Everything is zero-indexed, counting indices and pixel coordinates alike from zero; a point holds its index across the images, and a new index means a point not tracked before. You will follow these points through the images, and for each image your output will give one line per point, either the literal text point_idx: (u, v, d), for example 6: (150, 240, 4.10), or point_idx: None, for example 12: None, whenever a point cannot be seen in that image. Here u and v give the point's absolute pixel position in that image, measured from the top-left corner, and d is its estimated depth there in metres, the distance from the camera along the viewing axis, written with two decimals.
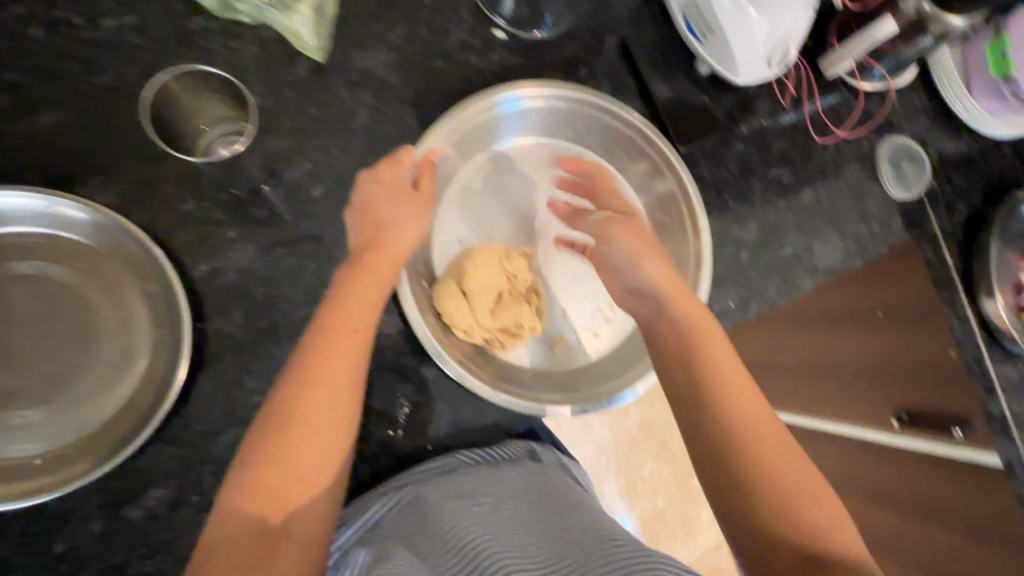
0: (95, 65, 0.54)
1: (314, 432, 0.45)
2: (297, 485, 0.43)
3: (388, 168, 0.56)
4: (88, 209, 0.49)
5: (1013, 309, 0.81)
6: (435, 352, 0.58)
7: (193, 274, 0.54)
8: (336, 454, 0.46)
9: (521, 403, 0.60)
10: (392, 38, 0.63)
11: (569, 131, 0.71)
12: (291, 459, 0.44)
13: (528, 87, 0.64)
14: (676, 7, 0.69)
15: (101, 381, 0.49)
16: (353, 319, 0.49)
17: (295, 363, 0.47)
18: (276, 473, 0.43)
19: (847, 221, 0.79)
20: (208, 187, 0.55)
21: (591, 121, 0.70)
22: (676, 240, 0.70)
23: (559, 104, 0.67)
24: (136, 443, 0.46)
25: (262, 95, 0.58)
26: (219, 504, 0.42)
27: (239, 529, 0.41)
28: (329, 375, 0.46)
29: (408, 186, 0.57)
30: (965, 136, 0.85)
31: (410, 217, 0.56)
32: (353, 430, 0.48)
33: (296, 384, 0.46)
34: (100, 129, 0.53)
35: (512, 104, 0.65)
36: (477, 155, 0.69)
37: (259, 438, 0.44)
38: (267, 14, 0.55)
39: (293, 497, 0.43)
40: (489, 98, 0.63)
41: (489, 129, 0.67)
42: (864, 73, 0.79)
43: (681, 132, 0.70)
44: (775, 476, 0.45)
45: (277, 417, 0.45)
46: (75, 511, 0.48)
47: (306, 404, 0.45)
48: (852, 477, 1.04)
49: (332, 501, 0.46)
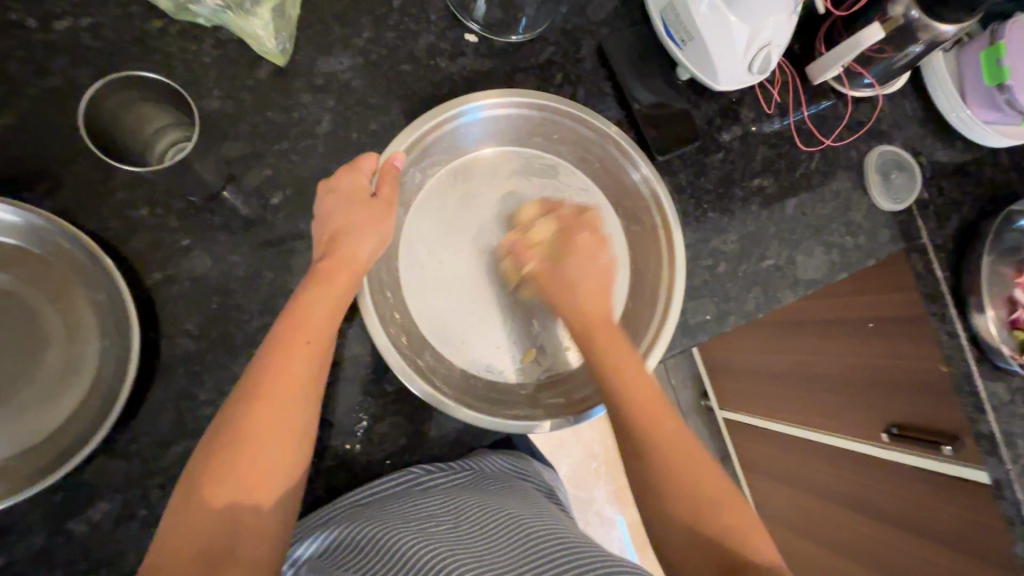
0: (49, 68, 0.53)
1: (262, 455, 0.43)
2: (244, 502, 0.42)
3: (345, 176, 0.55)
4: (32, 215, 0.48)
5: (1006, 325, 0.77)
6: (400, 369, 0.55)
7: (145, 283, 0.53)
8: (290, 473, 0.45)
9: (481, 417, 0.56)
10: (358, 42, 0.61)
11: (543, 141, 0.70)
12: (238, 481, 0.42)
13: (496, 95, 0.62)
14: (654, 11, 0.67)
15: (46, 391, 0.48)
16: (310, 336, 0.48)
17: (247, 377, 0.46)
18: (220, 491, 0.42)
19: (833, 232, 0.76)
20: (162, 194, 0.54)
21: (566, 132, 0.68)
22: (651, 255, 0.69)
23: (531, 114, 0.65)
24: (77, 457, 0.45)
25: (222, 100, 0.57)
26: (164, 523, 0.41)
27: (182, 552, 0.40)
28: (281, 397, 0.45)
29: (365, 192, 0.55)
30: (959, 145, 0.82)
31: (366, 224, 0.55)
32: (306, 448, 0.46)
33: (246, 404, 0.44)
34: (52, 133, 0.52)
35: (484, 112, 0.63)
36: (443, 166, 0.68)
37: (207, 460, 0.43)
38: (223, 17, 0.54)
39: (244, 519, 0.42)
40: (457, 107, 0.61)
41: (456, 138, 0.66)
42: (853, 81, 0.76)
43: (657, 141, 0.68)
44: (706, 502, 0.46)
45: (226, 441, 0.43)
46: (18, 523, 0.47)
47: (253, 430, 0.44)
48: (840, 486, 1.03)
49: (284, 521, 0.45)
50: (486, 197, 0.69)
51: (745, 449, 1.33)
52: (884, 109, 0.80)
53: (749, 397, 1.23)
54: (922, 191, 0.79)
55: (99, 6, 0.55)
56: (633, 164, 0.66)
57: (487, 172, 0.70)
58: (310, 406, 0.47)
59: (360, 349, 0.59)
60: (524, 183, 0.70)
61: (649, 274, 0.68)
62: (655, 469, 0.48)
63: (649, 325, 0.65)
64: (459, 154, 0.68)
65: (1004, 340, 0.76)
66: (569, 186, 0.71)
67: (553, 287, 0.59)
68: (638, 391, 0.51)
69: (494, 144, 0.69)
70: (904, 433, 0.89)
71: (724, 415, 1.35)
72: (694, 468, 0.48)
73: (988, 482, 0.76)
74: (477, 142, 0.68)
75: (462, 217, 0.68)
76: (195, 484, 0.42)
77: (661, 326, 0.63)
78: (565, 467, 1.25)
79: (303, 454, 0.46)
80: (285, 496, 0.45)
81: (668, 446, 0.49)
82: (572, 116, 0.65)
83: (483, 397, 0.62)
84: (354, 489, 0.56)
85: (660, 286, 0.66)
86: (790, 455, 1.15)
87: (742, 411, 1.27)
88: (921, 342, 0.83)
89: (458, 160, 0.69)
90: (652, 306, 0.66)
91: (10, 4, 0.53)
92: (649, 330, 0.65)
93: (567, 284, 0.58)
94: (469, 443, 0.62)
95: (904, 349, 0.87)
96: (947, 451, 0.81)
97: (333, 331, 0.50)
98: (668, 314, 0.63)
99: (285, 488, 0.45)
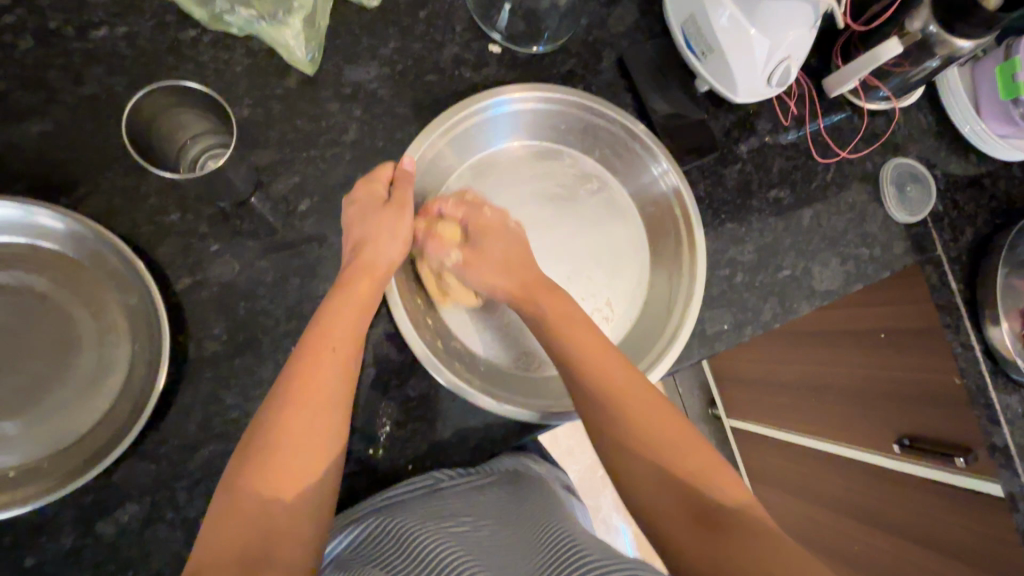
0: (84, 74, 0.54)
1: (297, 444, 0.45)
2: (280, 491, 0.43)
3: (362, 187, 0.56)
4: (68, 220, 0.49)
5: (1020, 336, 0.76)
6: (427, 360, 0.57)
7: (175, 287, 0.54)
8: (324, 465, 0.46)
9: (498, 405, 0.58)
10: (384, 51, 0.62)
11: (552, 134, 0.70)
12: (276, 472, 0.43)
13: (518, 90, 0.64)
14: (674, 23, 0.68)
15: (78, 393, 0.48)
16: (334, 337, 0.49)
17: (282, 372, 0.48)
18: (258, 480, 0.43)
19: (848, 243, 0.77)
20: (193, 200, 0.55)
21: (574, 123, 0.69)
22: (671, 250, 0.70)
23: (546, 108, 0.67)
24: (111, 457, 0.46)
25: (251, 108, 0.58)
26: (207, 519, 0.42)
27: (226, 546, 0.40)
28: (314, 390, 0.46)
29: (380, 198, 0.56)
30: (973, 158, 0.82)
31: (388, 229, 0.55)
32: (338, 441, 0.47)
33: (281, 401, 0.46)
34: (86, 139, 0.53)
35: (505, 107, 0.65)
36: (460, 166, 0.68)
37: (244, 455, 0.44)
38: (258, 27, 0.57)
39: (281, 505, 0.43)
40: (479, 103, 0.63)
41: (474, 136, 0.67)
42: (869, 93, 0.77)
43: (683, 145, 0.69)
44: (669, 450, 0.47)
45: (261, 434, 0.45)
46: (48, 524, 0.48)
47: (288, 419, 0.45)
48: (851, 497, 1.03)
49: (318, 517, 0.45)
50: (505, 192, 0.69)
51: (753, 458, 1.33)
52: (899, 122, 0.80)
53: (760, 406, 1.23)
54: (937, 204, 0.80)
55: (134, 15, 0.56)
56: (653, 156, 0.68)
57: (511, 165, 0.70)
58: (343, 397, 0.48)
59: (383, 354, 0.60)
60: (543, 177, 0.71)
61: (670, 266, 0.69)
62: (614, 413, 0.49)
63: (673, 311, 0.66)
64: (473, 152, 0.68)
65: (1019, 352, 0.76)
66: (583, 175, 0.72)
67: (494, 259, 0.59)
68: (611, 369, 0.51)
69: (519, 141, 0.70)
70: (916, 444, 0.90)
71: (732, 424, 1.37)
72: (657, 422, 0.48)
73: (1002, 495, 0.76)
74: (498, 139, 0.69)
75: None
76: (236, 478, 0.43)
77: (685, 310, 0.65)
78: (574, 474, 1.25)
79: (336, 446, 0.47)
80: (320, 491, 0.45)
81: (622, 392, 0.50)
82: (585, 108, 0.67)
83: (509, 380, 0.63)
84: (379, 492, 0.57)
85: (681, 272, 0.67)
86: (800, 465, 1.15)
87: (749, 420, 1.28)
88: (932, 355, 0.84)
89: (473, 157, 0.69)
90: (675, 291, 0.67)
91: (48, 13, 0.54)
92: (674, 314, 0.66)
93: (485, 257, 0.59)
94: (489, 450, 0.62)
95: (915, 360, 0.88)
96: (961, 463, 0.82)
97: (363, 329, 0.51)
98: (692, 297, 0.64)
99: (319, 478, 0.45)
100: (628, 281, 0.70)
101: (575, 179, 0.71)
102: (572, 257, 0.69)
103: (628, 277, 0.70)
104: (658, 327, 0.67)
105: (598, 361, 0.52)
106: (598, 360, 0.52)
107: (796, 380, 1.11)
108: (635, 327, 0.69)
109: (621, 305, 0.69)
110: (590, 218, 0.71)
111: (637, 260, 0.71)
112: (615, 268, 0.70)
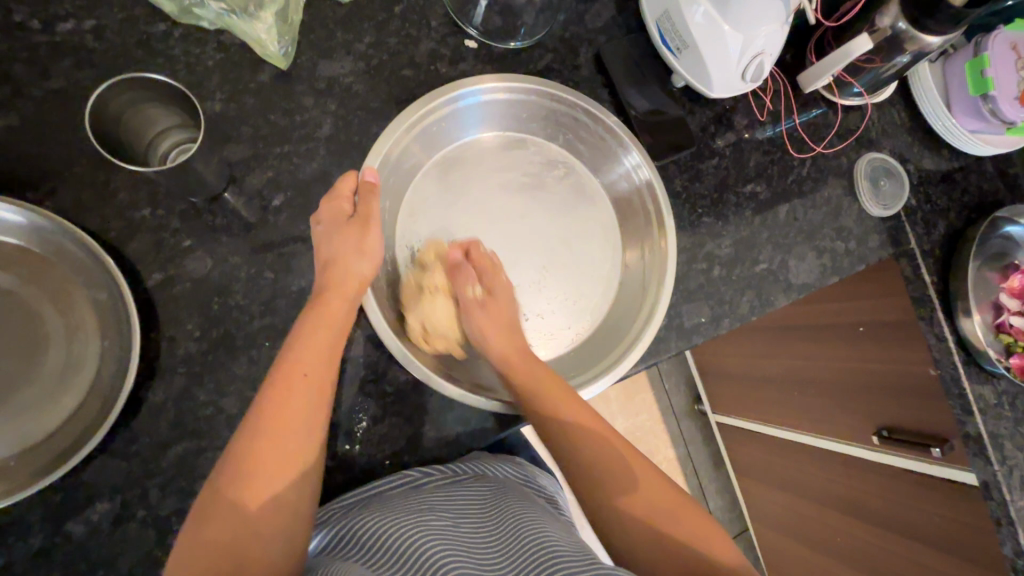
0: (50, 68, 0.53)
1: (286, 433, 0.45)
2: (265, 481, 0.44)
3: (326, 205, 0.55)
4: (33, 215, 0.48)
5: (991, 328, 0.78)
6: (402, 356, 0.57)
7: (147, 284, 0.53)
8: (307, 455, 0.46)
9: (472, 397, 0.59)
10: (359, 47, 0.62)
11: (513, 122, 0.71)
12: (262, 462, 0.44)
13: (494, 79, 0.65)
14: (651, 19, 0.68)
15: (45, 391, 0.48)
16: (310, 363, 0.48)
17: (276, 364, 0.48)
18: (243, 471, 0.44)
19: (824, 237, 0.78)
20: (164, 195, 0.54)
21: (534, 109, 0.69)
22: (643, 236, 0.71)
23: (522, 98, 0.67)
24: (80, 454, 0.45)
25: (224, 102, 0.57)
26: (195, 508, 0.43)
27: (209, 538, 0.42)
28: (292, 399, 0.47)
29: (344, 215, 0.55)
30: (945, 152, 0.83)
31: (351, 245, 0.54)
32: (321, 430, 0.48)
33: (261, 413, 0.46)
34: (53, 134, 0.53)
35: (479, 97, 0.66)
36: (431, 157, 0.68)
37: (225, 469, 0.44)
38: (229, 19, 0.55)
39: (265, 498, 0.44)
40: (455, 91, 0.64)
41: (450, 124, 0.67)
42: (842, 90, 0.78)
43: (667, 141, 0.70)
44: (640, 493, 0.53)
45: (251, 422, 0.46)
46: (14, 525, 0.47)
47: (276, 407, 0.46)
48: (830, 485, 1.05)
49: (302, 508, 0.46)
50: (473, 184, 0.69)
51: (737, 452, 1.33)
52: (873, 116, 0.81)
53: (743, 399, 1.24)
54: (911, 197, 0.81)
55: (103, 8, 0.55)
56: (627, 149, 0.69)
57: (481, 156, 0.71)
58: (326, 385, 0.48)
59: (359, 350, 0.59)
60: (514, 169, 0.71)
61: (643, 258, 0.70)
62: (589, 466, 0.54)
63: (648, 292, 0.67)
64: (448, 142, 0.69)
65: (991, 344, 0.77)
66: (549, 161, 0.72)
67: (497, 315, 0.61)
68: (644, 490, 0.53)
69: (494, 131, 0.71)
70: (895, 435, 0.90)
71: (715, 417, 1.36)
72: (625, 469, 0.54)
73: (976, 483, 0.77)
74: (473, 129, 0.70)
75: (450, 199, 0.68)
76: (224, 473, 0.44)
77: (657, 300, 0.66)
78: None
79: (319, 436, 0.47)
80: (304, 482, 0.46)
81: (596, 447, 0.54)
82: (561, 100, 0.68)
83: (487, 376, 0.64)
84: (357, 487, 0.56)
85: (654, 266, 0.68)
86: (784, 459, 1.15)
87: (734, 415, 1.28)
88: (909, 345, 0.85)
89: (443, 149, 0.69)
90: (648, 276, 0.68)
91: (12, 6, 0.53)
92: (648, 296, 0.67)
93: (498, 311, 0.62)
94: (467, 446, 0.62)
95: (896, 354, 0.88)
96: (937, 453, 0.82)
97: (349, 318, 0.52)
98: (662, 290, 0.65)
99: (304, 467, 0.46)
100: (600, 272, 0.71)
101: (542, 166, 0.72)
102: (543, 250, 0.70)
103: (602, 269, 0.71)
104: (629, 318, 0.68)
105: (630, 484, 0.53)
106: (621, 473, 0.53)
107: (779, 375, 1.11)
108: (608, 315, 0.70)
109: (594, 296, 0.70)
110: (559, 210, 0.71)
111: (612, 251, 0.72)
112: (586, 259, 0.71)
